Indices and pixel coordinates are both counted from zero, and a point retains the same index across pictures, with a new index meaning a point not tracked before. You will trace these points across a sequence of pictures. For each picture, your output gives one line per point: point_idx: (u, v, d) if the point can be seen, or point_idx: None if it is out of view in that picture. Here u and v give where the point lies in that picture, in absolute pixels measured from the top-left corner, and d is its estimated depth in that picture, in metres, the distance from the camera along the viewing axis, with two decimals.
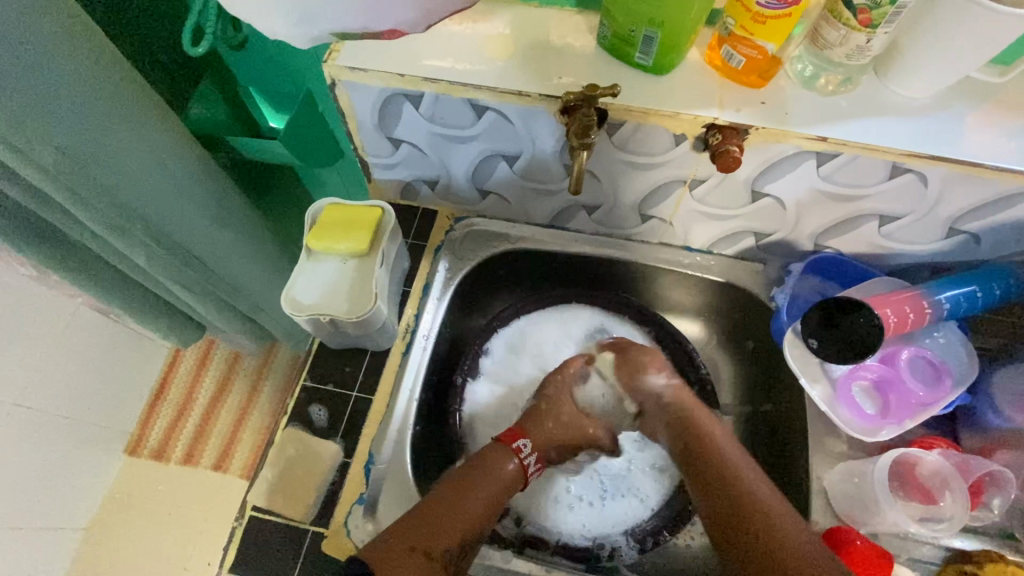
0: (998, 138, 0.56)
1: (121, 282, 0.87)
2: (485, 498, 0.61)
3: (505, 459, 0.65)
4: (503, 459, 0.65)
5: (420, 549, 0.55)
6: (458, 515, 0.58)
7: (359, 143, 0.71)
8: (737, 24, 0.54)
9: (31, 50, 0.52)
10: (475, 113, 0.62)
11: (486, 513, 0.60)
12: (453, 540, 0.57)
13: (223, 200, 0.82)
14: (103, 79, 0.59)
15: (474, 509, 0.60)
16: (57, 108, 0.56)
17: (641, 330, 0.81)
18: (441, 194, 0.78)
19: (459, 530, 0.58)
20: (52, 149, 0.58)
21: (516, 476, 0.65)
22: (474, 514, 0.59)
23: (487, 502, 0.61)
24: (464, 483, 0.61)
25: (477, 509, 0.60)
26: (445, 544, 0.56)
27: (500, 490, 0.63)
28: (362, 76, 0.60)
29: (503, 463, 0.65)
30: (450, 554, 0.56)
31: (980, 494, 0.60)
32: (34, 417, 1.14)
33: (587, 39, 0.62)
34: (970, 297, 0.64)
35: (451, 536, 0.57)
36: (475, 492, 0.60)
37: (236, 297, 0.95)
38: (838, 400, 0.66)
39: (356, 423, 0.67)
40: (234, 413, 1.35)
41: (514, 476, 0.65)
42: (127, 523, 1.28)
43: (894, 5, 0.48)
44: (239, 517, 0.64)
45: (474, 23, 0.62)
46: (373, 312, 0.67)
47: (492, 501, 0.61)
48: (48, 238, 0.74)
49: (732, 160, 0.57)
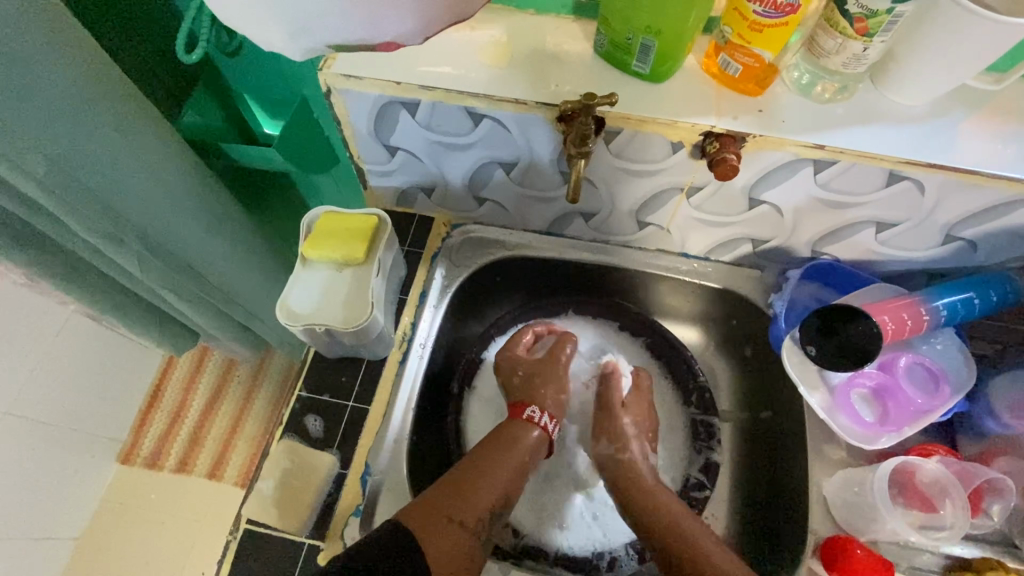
0: (994, 145, 0.56)
1: (113, 289, 0.86)
2: (507, 471, 0.64)
3: (524, 431, 0.69)
4: (522, 432, 0.69)
5: (457, 518, 0.57)
6: (483, 485, 0.62)
7: (355, 151, 0.71)
8: (734, 33, 0.54)
9: (19, 59, 0.51)
10: (472, 121, 0.62)
11: (508, 486, 0.64)
12: (483, 509, 0.60)
13: (217, 208, 0.81)
14: (93, 87, 0.58)
15: (499, 481, 0.63)
16: (46, 115, 0.55)
17: (638, 340, 0.82)
18: (437, 202, 0.77)
19: (485, 499, 0.61)
20: (42, 158, 0.57)
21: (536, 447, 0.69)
22: (498, 485, 0.63)
23: (508, 475, 0.64)
24: (487, 457, 0.64)
25: (502, 480, 0.63)
26: (476, 513, 0.59)
27: (520, 463, 0.66)
28: (357, 84, 0.60)
29: (524, 435, 0.68)
30: (481, 522, 0.60)
31: (979, 502, 0.60)
32: (25, 426, 1.12)
33: (584, 47, 0.62)
34: (967, 304, 0.64)
35: (482, 505, 0.60)
36: (498, 465, 0.64)
37: (231, 305, 0.94)
38: (837, 408, 0.66)
39: (353, 434, 0.67)
40: (228, 420, 1.34)
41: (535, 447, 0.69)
42: (119, 533, 1.27)
43: (890, 13, 0.49)
44: (234, 530, 0.63)
45: (470, 31, 0.62)
46: (369, 321, 0.65)
47: (515, 472, 0.65)
48: (38, 247, 0.73)
49: (730, 169, 0.56)
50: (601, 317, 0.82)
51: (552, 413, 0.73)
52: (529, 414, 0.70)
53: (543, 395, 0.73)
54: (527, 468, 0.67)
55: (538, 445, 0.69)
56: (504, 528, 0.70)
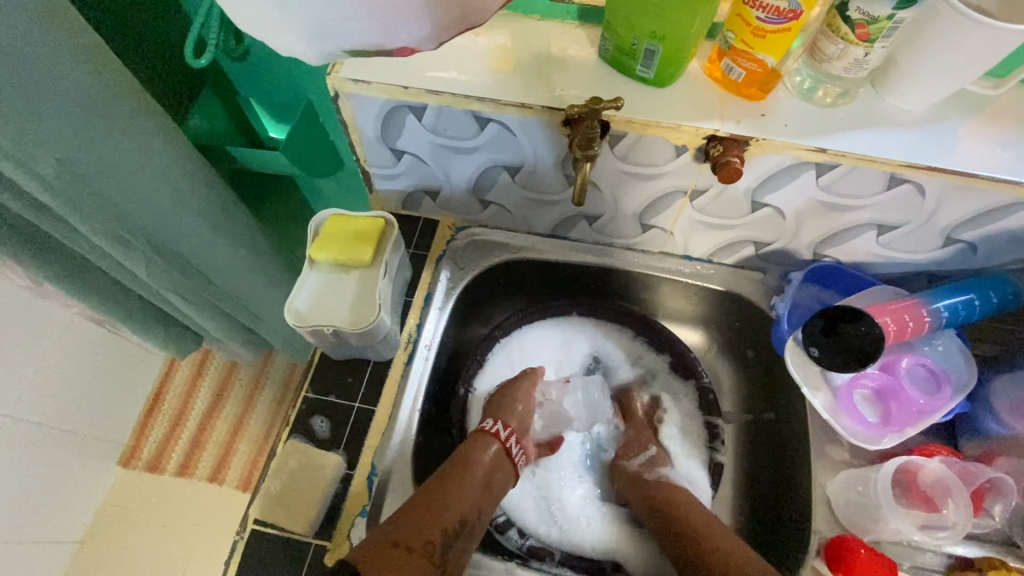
0: (994, 149, 0.57)
1: (119, 292, 0.86)
2: (467, 489, 0.61)
3: (480, 449, 0.66)
4: (480, 449, 0.66)
5: (403, 542, 0.54)
6: (438, 508, 0.58)
7: (362, 154, 0.71)
8: (737, 38, 0.55)
9: (32, 63, 0.52)
10: (478, 125, 0.63)
11: (468, 507, 0.60)
12: (437, 532, 0.56)
13: (223, 211, 0.82)
14: (104, 91, 0.59)
15: (456, 503, 0.59)
16: (58, 119, 0.56)
17: (644, 342, 0.83)
18: (442, 205, 0.78)
19: (441, 521, 0.57)
20: (53, 161, 0.58)
21: (498, 464, 0.66)
22: (454, 507, 0.59)
23: (468, 495, 0.61)
24: (441, 479, 0.61)
25: (458, 501, 0.59)
26: (427, 535, 0.55)
27: (480, 483, 0.63)
28: (365, 88, 0.60)
29: (479, 455, 0.65)
30: (434, 545, 0.55)
31: (980, 502, 0.61)
32: (29, 429, 1.12)
33: (588, 52, 0.62)
34: (968, 305, 0.64)
35: (434, 527, 0.56)
36: (452, 487, 0.60)
37: (235, 308, 0.95)
38: (840, 409, 0.67)
39: (359, 435, 0.67)
40: (230, 423, 1.34)
41: (495, 464, 0.66)
42: (121, 536, 1.27)
43: (891, 20, 0.50)
44: (241, 531, 0.63)
45: (476, 36, 0.63)
46: (376, 323, 0.65)
47: (475, 492, 0.61)
48: (45, 249, 0.73)
49: (734, 172, 0.57)
50: (605, 320, 0.83)
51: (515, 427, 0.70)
52: (483, 426, 0.68)
53: (505, 413, 0.71)
54: (492, 488, 0.64)
55: (502, 460, 0.67)
56: (509, 529, 0.70)
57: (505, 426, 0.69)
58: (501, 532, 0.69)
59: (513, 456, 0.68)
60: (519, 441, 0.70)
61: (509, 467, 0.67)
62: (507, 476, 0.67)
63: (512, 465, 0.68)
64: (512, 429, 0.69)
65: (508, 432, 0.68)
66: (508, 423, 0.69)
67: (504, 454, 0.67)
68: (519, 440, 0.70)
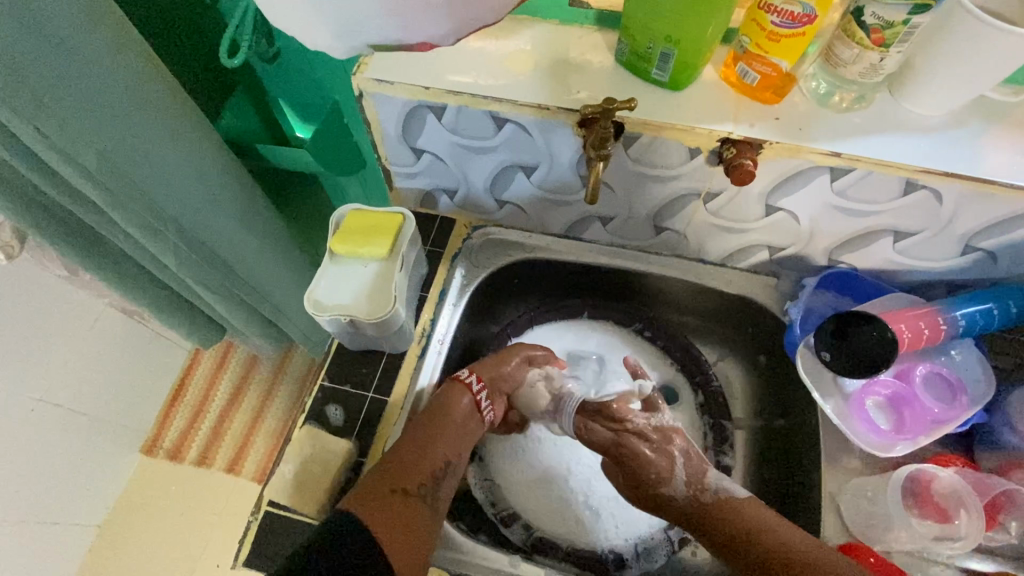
0: (1015, 156, 0.56)
1: (150, 282, 0.89)
2: (446, 434, 0.64)
3: (456, 397, 0.66)
4: (456, 396, 0.67)
5: (399, 489, 0.58)
6: (426, 453, 0.61)
7: (382, 152, 0.74)
8: (752, 42, 0.56)
9: (79, 58, 0.55)
10: (495, 126, 0.65)
11: (450, 448, 0.63)
12: (427, 475, 0.60)
13: (248, 206, 0.85)
14: (144, 88, 0.63)
15: (440, 448, 0.62)
16: (100, 110, 0.59)
17: (652, 346, 0.83)
18: (459, 204, 0.80)
19: (427, 466, 0.61)
20: (95, 153, 0.61)
21: (472, 413, 0.67)
22: (439, 449, 0.62)
23: (449, 441, 0.63)
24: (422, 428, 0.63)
25: (443, 445, 0.63)
26: (419, 479, 0.60)
27: (458, 427, 0.65)
28: (388, 88, 0.63)
29: (455, 403, 0.66)
30: (426, 487, 0.60)
31: (995, 514, 0.59)
32: (57, 413, 1.17)
33: (606, 56, 0.64)
34: (986, 314, 0.63)
35: (424, 470, 0.60)
36: (433, 433, 0.63)
37: (259, 301, 0.97)
38: (852, 415, 0.66)
39: (371, 424, 0.69)
40: (250, 415, 1.37)
41: (471, 413, 0.67)
42: (140, 523, 1.30)
43: (906, 25, 0.50)
44: (255, 512, 0.65)
45: (497, 39, 0.65)
46: (391, 315, 0.67)
47: (457, 437, 0.64)
48: (81, 238, 0.76)
49: (747, 173, 0.58)
50: (613, 322, 0.84)
51: (492, 386, 0.69)
52: (459, 374, 0.68)
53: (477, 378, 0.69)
54: (467, 432, 0.66)
55: (474, 413, 0.67)
56: (514, 523, 0.71)
57: (479, 378, 0.68)
58: (506, 525, 0.71)
59: (484, 409, 0.68)
60: (490, 398, 0.69)
61: (478, 420, 0.68)
62: (477, 426, 0.68)
63: (481, 419, 0.68)
64: (485, 383, 0.68)
65: (483, 386, 0.68)
66: (482, 377, 0.68)
67: (476, 406, 0.67)
68: (490, 396, 0.69)
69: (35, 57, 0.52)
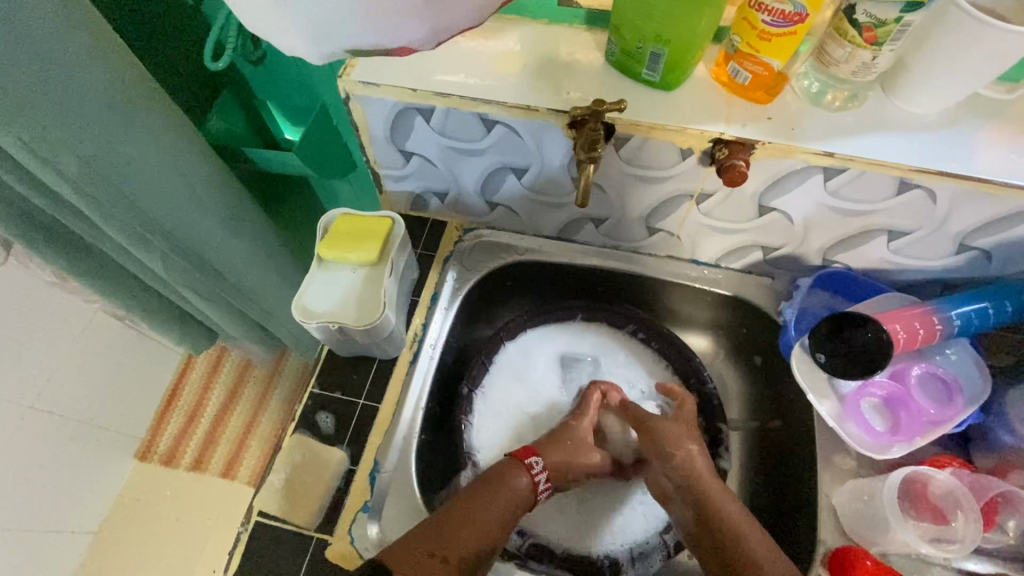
0: (1011, 155, 0.56)
1: (138, 289, 0.88)
2: (494, 514, 0.59)
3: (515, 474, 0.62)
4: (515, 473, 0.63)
5: (438, 556, 0.54)
6: (469, 528, 0.57)
7: (372, 156, 0.73)
8: (743, 41, 0.55)
9: (58, 63, 0.54)
10: (484, 128, 0.64)
11: (497, 525, 0.58)
12: (469, 552, 0.55)
13: (236, 210, 0.84)
14: (125, 93, 0.61)
15: (486, 523, 0.57)
16: (80, 115, 0.58)
17: (647, 348, 0.82)
18: (450, 206, 0.79)
19: (472, 541, 0.56)
20: (77, 159, 0.60)
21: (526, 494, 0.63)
22: (487, 527, 0.57)
23: (497, 516, 0.59)
24: (473, 498, 0.59)
25: (490, 521, 0.58)
26: (460, 554, 0.55)
27: (508, 503, 0.60)
28: (375, 91, 0.62)
29: (514, 479, 0.62)
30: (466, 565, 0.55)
31: (993, 515, 0.60)
32: (49, 421, 1.16)
33: (596, 56, 0.63)
34: (982, 314, 0.63)
35: (467, 546, 0.55)
36: (482, 506, 0.58)
37: (250, 305, 0.96)
38: (847, 417, 0.66)
39: (362, 432, 0.68)
40: (244, 419, 1.37)
41: (525, 494, 0.62)
42: (135, 529, 1.30)
43: (899, 23, 0.49)
44: (245, 523, 0.64)
45: (485, 40, 0.64)
46: (381, 320, 0.67)
47: (506, 517, 0.59)
48: (67, 245, 0.75)
49: (739, 174, 0.57)
50: (607, 323, 0.83)
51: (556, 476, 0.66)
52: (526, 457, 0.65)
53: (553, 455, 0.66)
54: (516, 513, 0.61)
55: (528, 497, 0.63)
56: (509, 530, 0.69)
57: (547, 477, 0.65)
58: None
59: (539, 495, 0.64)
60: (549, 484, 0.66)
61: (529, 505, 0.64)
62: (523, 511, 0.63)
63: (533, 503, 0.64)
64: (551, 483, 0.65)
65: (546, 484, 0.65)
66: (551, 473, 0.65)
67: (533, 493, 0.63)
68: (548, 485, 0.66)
69: (12, 63, 0.50)
